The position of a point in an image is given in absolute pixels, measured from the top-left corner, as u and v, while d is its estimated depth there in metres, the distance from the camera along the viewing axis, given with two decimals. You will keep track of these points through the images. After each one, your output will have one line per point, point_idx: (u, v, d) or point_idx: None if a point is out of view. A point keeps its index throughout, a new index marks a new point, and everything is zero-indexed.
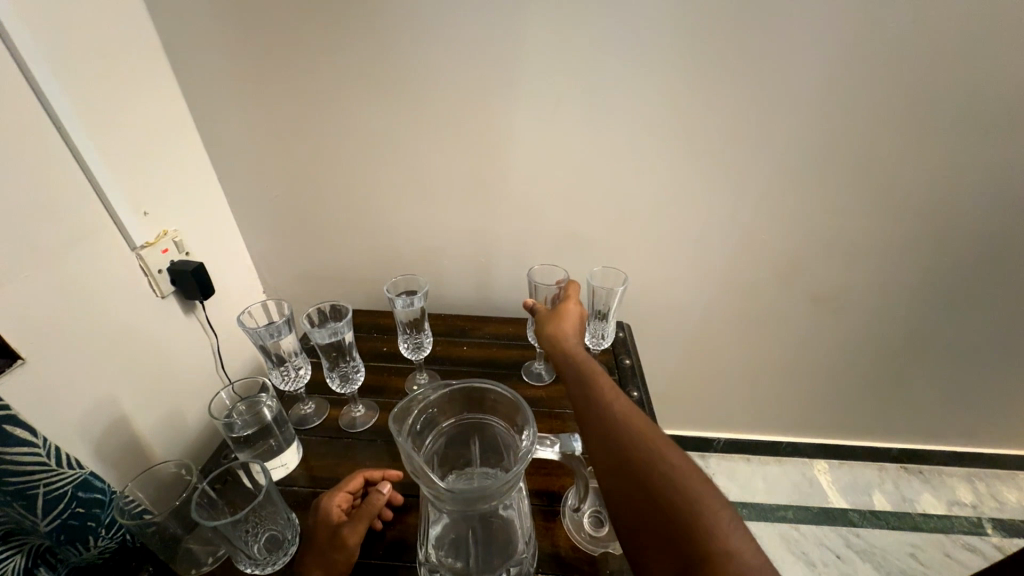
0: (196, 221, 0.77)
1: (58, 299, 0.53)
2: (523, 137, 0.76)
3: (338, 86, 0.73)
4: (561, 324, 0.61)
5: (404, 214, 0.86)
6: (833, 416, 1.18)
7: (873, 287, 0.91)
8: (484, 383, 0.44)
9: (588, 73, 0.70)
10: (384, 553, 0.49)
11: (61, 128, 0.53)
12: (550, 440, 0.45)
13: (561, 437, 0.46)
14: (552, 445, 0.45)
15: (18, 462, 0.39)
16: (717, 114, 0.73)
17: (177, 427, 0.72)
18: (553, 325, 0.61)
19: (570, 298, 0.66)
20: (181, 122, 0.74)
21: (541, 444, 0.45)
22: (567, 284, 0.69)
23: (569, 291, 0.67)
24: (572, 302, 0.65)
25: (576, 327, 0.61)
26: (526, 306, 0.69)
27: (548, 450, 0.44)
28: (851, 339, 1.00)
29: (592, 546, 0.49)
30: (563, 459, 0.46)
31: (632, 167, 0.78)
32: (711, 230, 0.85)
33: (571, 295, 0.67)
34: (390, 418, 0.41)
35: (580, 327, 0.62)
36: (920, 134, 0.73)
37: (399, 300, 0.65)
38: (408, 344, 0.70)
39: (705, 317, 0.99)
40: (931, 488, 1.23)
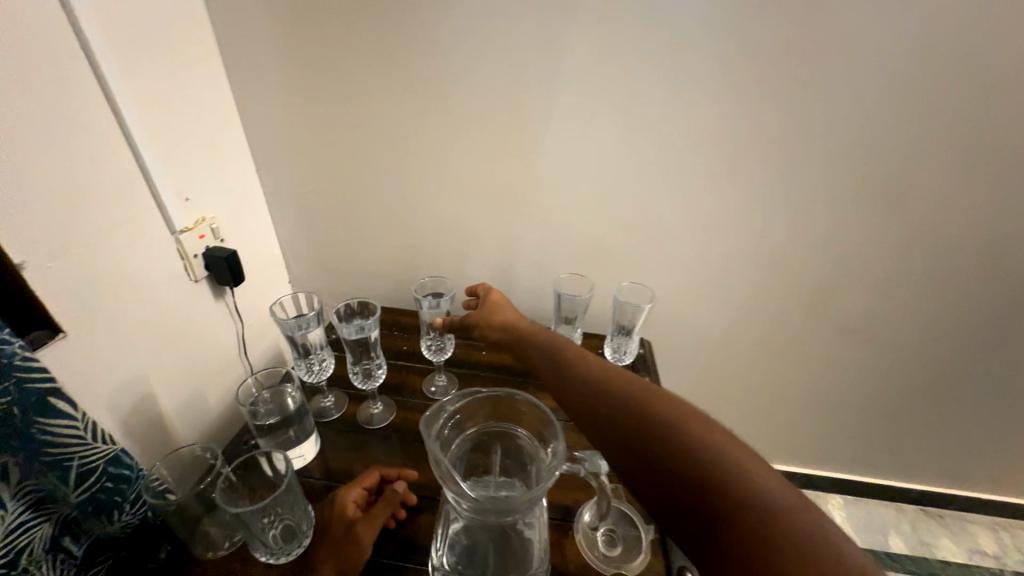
0: (232, 209, 0.79)
1: (98, 276, 0.55)
2: (556, 146, 0.76)
3: (379, 86, 0.74)
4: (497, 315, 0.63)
5: (433, 215, 0.87)
6: (852, 451, 1.15)
7: (906, 322, 0.88)
8: (513, 391, 0.44)
9: (628, 87, 0.70)
10: (393, 552, 0.49)
11: (117, 112, 0.56)
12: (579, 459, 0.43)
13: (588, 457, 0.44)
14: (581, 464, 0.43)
15: (58, 436, 0.39)
16: (756, 136, 0.72)
17: (199, 409, 0.74)
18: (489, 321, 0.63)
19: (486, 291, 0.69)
20: (226, 112, 0.76)
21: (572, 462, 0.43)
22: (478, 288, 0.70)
23: (496, 296, 0.67)
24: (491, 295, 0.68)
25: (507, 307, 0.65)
26: (445, 324, 0.65)
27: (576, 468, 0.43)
28: (878, 372, 0.97)
29: (604, 565, 0.48)
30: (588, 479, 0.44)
31: (665, 183, 0.78)
32: (740, 251, 0.84)
33: (498, 299, 0.67)
34: (420, 423, 0.41)
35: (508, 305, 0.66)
36: (967, 167, 0.71)
37: (425, 302, 0.67)
38: (431, 345, 0.71)
39: (727, 339, 0.97)
40: (950, 534, 1.18)
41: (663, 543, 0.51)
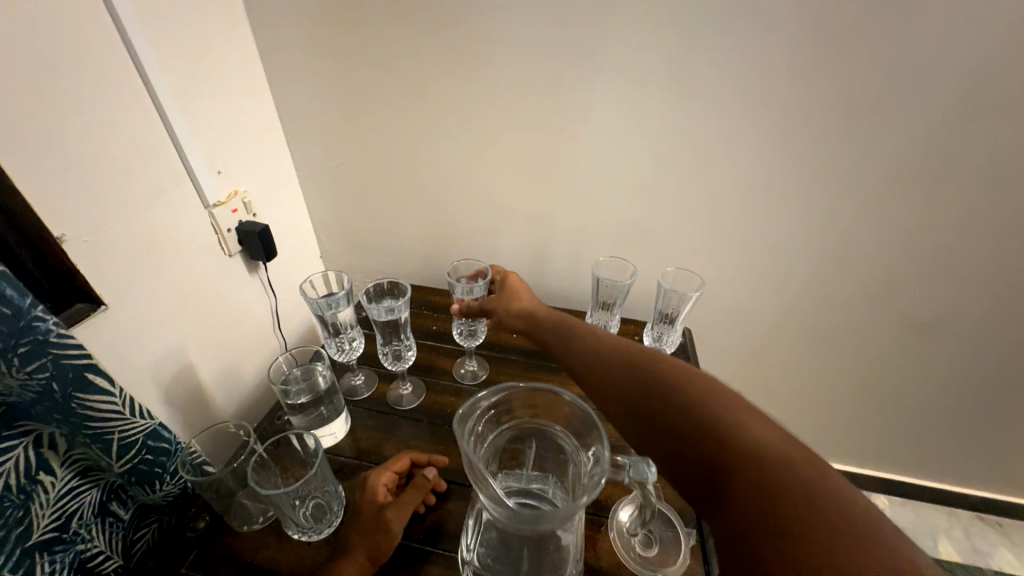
0: (262, 183, 0.78)
1: (134, 251, 0.55)
2: (599, 117, 0.70)
3: (410, 53, 0.69)
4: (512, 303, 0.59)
5: (464, 192, 0.83)
6: (904, 451, 1.07)
7: (991, 318, 0.78)
8: (553, 387, 0.40)
9: (686, 47, 0.62)
10: (423, 538, 0.48)
11: (146, 80, 0.54)
12: (624, 466, 0.40)
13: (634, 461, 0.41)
14: (625, 470, 0.40)
15: (97, 410, 0.39)
16: (835, 103, 0.62)
17: (235, 382, 0.75)
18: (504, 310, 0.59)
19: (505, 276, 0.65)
20: (254, 81, 0.74)
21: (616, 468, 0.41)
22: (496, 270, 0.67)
23: (512, 277, 0.64)
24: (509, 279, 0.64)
25: (523, 294, 0.61)
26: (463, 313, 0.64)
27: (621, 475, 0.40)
28: (948, 371, 0.88)
29: (641, 568, 0.46)
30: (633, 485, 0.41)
31: (721, 159, 0.70)
32: (800, 236, 0.75)
33: (515, 280, 0.63)
34: (453, 419, 0.39)
35: (526, 291, 0.62)
36: None
37: (458, 285, 0.65)
38: (462, 330, 0.69)
39: (776, 330, 0.90)
40: (1008, 543, 1.09)
41: (702, 548, 0.48)
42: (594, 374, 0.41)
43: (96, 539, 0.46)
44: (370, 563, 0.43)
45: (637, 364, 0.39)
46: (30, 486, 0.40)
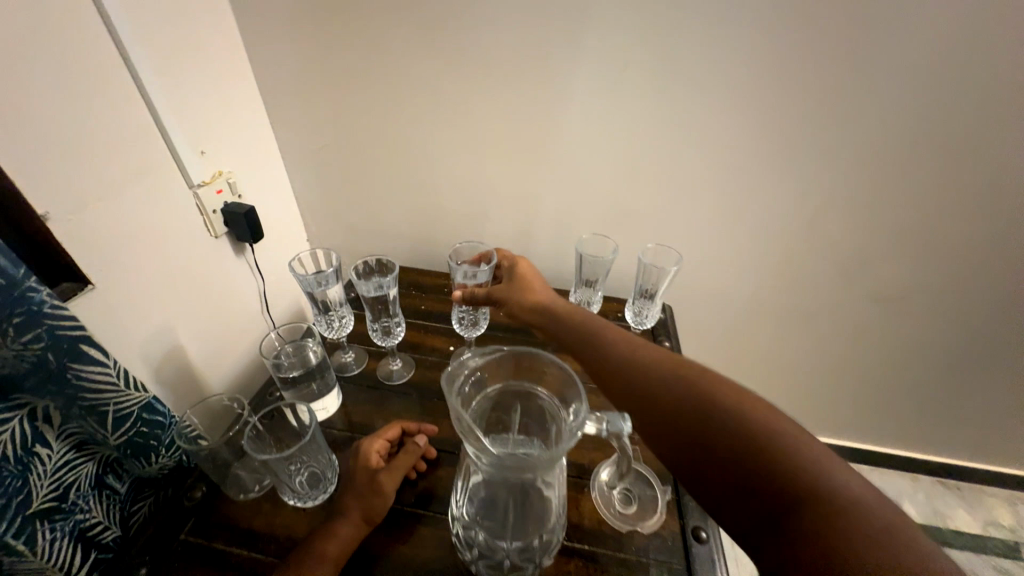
0: (245, 164, 0.77)
1: (117, 231, 0.55)
2: (582, 97, 0.71)
3: (393, 32, 0.69)
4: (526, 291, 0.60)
5: (450, 172, 0.84)
6: (871, 421, 1.13)
7: (952, 293, 0.82)
8: (534, 350, 0.43)
9: (665, 27, 0.63)
10: (414, 502, 0.51)
11: (124, 57, 0.53)
12: (600, 419, 0.42)
13: (609, 417, 0.43)
14: (602, 424, 0.42)
15: (92, 381, 0.40)
16: (807, 84, 0.64)
17: (224, 362, 0.76)
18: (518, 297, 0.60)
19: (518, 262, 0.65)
20: (235, 60, 0.73)
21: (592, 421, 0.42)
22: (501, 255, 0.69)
23: (523, 265, 0.65)
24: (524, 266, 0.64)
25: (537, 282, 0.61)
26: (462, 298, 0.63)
27: (597, 428, 0.41)
28: (912, 344, 0.93)
29: (620, 523, 0.49)
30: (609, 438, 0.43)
31: (699, 139, 0.72)
32: (774, 215, 0.78)
33: (526, 268, 0.64)
34: (441, 378, 0.41)
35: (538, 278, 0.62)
36: None
37: (460, 270, 0.65)
38: (464, 320, 0.70)
39: (752, 306, 0.93)
40: (965, 504, 1.16)
41: (678, 502, 0.52)
42: (625, 379, 0.42)
43: (94, 510, 0.47)
44: (366, 524, 0.45)
45: (674, 372, 0.40)
46: (27, 457, 0.41)
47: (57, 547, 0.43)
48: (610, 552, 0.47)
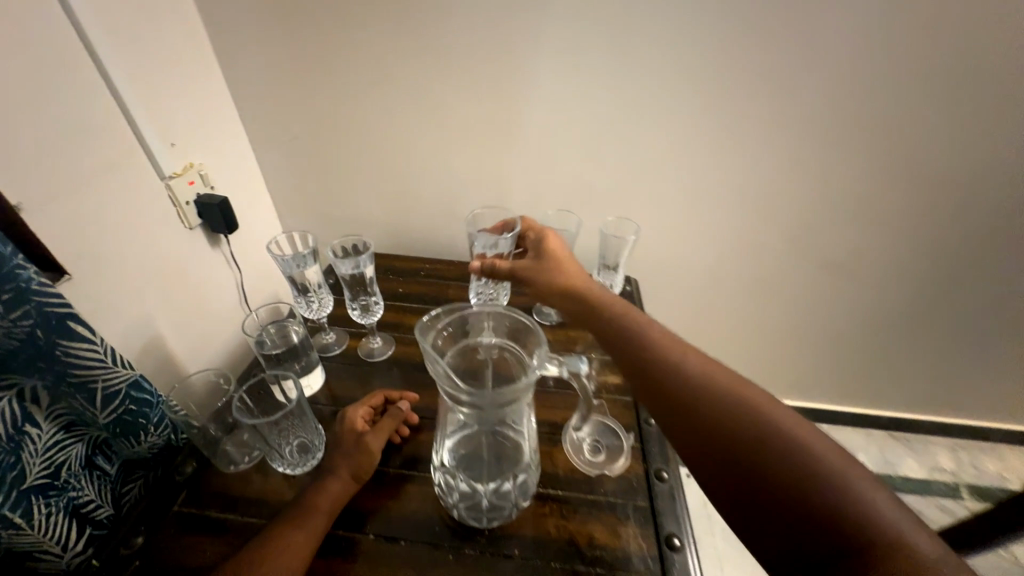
0: (216, 156, 0.78)
1: (93, 220, 0.56)
2: (542, 81, 0.75)
3: (358, 22, 0.72)
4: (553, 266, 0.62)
5: (420, 159, 0.86)
6: (827, 382, 1.21)
7: (887, 255, 0.90)
8: (498, 307, 0.45)
9: (615, 14, 0.68)
10: (399, 464, 0.54)
11: (91, 48, 0.54)
12: (558, 360, 0.43)
13: (568, 358, 0.44)
14: (560, 365, 0.43)
15: (81, 357, 0.42)
16: (747, 65, 0.71)
17: (205, 351, 0.77)
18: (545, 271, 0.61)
19: (546, 234, 0.66)
20: (203, 52, 0.74)
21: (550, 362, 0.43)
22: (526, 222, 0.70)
23: (552, 240, 0.65)
24: (551, 238, 0.66)
25: (564, 259, 0.63)
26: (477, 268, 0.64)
27: (554, 369, 0.42)
28: (857, 305, 1.01)
29: (590, 467, 0.54)
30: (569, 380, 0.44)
31: (654, 118, 0.77)
32: (725, 188, 0.85)
33: (554, 243, 0.65)
34: (414, 331, 0.45)
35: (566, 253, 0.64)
36: (952, 95, 0.71)
37: (481, 238, 0.69)
38: (483, 295, 0.75)
39: (713, 277, 1.00)
40: (913, 454, 1.25)
41: (643, 450, 0.57)
42: (698, 395, 0.42)
43: (86, 488, 0.48)
44: (355, 482, 0.49)
45: (755, 402, 0.40)
46: (18, 436, 0.42)
47: (54, 522, 0.44)
48: (581, 493, 0.52)
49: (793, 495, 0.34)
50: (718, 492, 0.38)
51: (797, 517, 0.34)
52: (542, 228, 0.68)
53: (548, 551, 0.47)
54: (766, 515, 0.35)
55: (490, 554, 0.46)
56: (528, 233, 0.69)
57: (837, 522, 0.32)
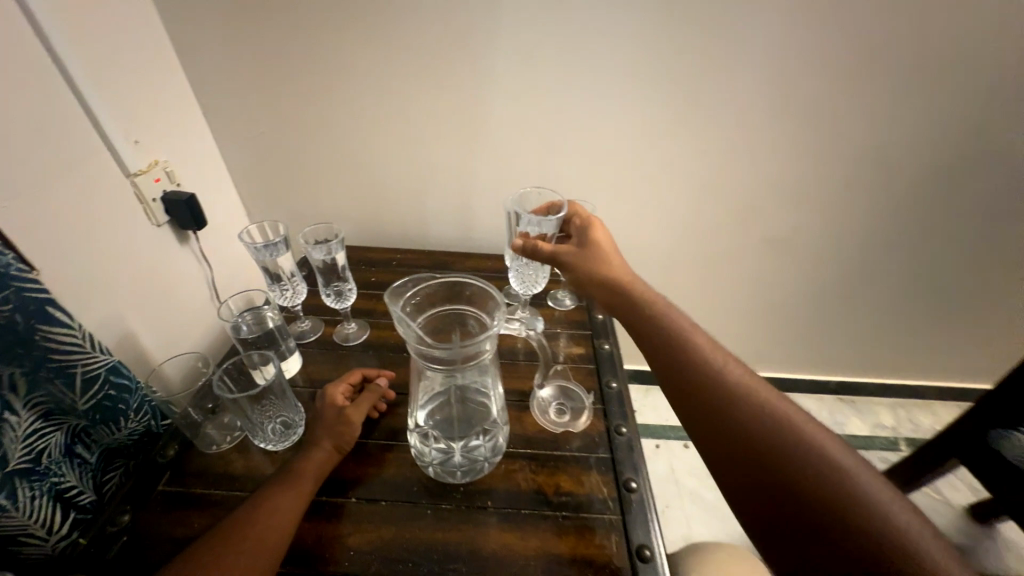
0: (181, 153, 0.79)
1: (60, 217, 0.57)
2: (499, 75, 0.80)
3: (319, 20, 0.74)
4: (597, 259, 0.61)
5: (386, 152, 0.89)
6: (779, 352, 1.31)
7: (821, 230, 1.00)
8: (461, 277, 0.51)
9: (564, 12, 0.73)
10: (379, 436, 0.58)
11: (51, 48, 0.55)
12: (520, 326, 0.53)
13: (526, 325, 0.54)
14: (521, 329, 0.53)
15: (60, 342, 0.45)
16: (688, 56, 0.77)
17: (177, 347, 0.78)
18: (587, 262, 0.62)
19: (593, 224, 0.65)
20: (163, 51, 0.75)
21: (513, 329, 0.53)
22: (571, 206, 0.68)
23: (598, 232, 0.64)
24: (598, 230, 0.65)
25: (607, 252, 0.62)
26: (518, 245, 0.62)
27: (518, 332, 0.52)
28: (799, 278, 1.10)
29: (556, 427, 0.59)
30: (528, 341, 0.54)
31: (607, 108, 0.83)
32: (675, 172, 0.91)
33: (602, 237, 0.64)
34: (384, 299, 0.49)
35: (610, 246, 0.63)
36: (865, 83, 0.79)
37: (527, 217, 0.66)
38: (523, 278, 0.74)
39: (670, 257, 1.07)
40: (858, 414, 1.37)
41: (604, 409, 0.62)
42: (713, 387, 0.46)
43: (68, 474, 0.49)
44: (337, 452, 0.52)
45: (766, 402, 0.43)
46: None
47: (37, 505, 0.46)
48: (549, 450, 0.57)
49: (809, 508, 0.36)
50: (730, 488, 0.41)
51: (845, 564, 0.34)
52: (589, 215, 0.66)
53: (519, 501, 0.51)
54: (807, 551, 0.36)
55: (465, 507, 0.50)
56: (574, 219, 0.67)
57: (848, 540, 0.34)
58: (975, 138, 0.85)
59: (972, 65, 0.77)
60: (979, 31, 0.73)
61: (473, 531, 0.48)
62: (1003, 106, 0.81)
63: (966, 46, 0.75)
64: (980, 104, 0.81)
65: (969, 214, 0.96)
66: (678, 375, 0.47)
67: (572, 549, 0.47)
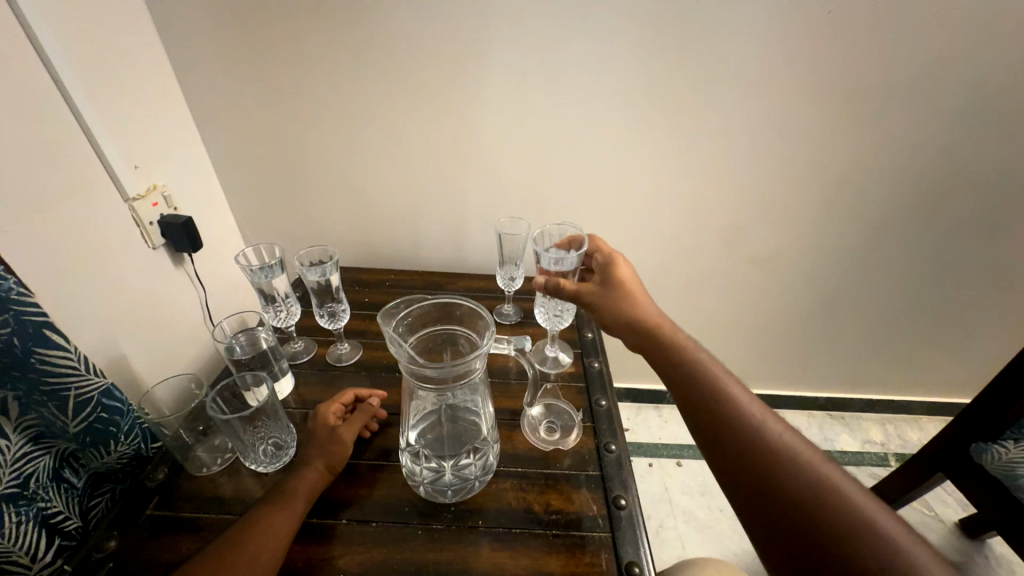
0: (180, 178, 0.81)
1: (58, 241, 0.58)
2: (490, 104, 0.84)
3: (318, 53, 0.78)
4: (623, 297, 0.59)
5: (381, 176, 0.92)
6: (767, 368, 1.33)
7: (801, 249, 1.03)
8: (453, 298, 0.52)
9: (550, 46, 0.78)
10: (370, 456, 0.58)
11: (58, 80, 0.57)
12: (507, 341, 0.53)
13: (515, 339, 0.54)
14: (509, 346, 0.53)
15: (55, 364, 0.45)
16: (668, 86, 0.82)
17: (168, 368, 0.78)
18: (612, 302, 0.60)
19: (617, 260, 0.63)
20: (165, 81, 0.77)
21: (500, 345, 0.53)
22: (592, 240, 0.67)
23: (624, 270, 0.62)
24: (623, 267, 0.62)
25: (634, 290, 0.60)
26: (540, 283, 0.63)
27: (505, 348, 0.52)
28: (782, 295, 1.13)
29: (546, 445, 0.60)
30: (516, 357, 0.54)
31: (593, 134, 0.87)
32: (658, 194, 0.95)
33: (627, 275, 0.61)
34: (378, 319, 0.50)
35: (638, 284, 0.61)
36: (835, 112, 0.84)
37: (549, 255, 0.65)
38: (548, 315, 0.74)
39: (657, 276, 1.09)
40: (848, 430, 1.38)
41: (594, 427, 0.63)
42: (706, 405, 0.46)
43: (55, 499, 0.49)
44: (328, 473, 0.52)
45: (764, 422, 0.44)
46: None
47: (22, 531, 0.45)
48: (539, 468, 0.57)
49: (811, 518, 0.37)
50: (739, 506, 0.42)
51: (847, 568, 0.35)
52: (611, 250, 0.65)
53: (509, 520, 0.51)
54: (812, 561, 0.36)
55: (456, 527, 0.51)
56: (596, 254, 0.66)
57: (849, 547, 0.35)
58: (940, 162, 0.90)
59: (933, 95, 0.82)
60: (936, 64, 0.79)
61: (464, 551, 0.48)
62: (963, 132, 0.86)
63: (925, 77, 0.80)
64: (942, 130, 0.86)
65: (940, 233, 1.00)
66: (714, 419, 0.45)
67: (562, 567, 0.47)
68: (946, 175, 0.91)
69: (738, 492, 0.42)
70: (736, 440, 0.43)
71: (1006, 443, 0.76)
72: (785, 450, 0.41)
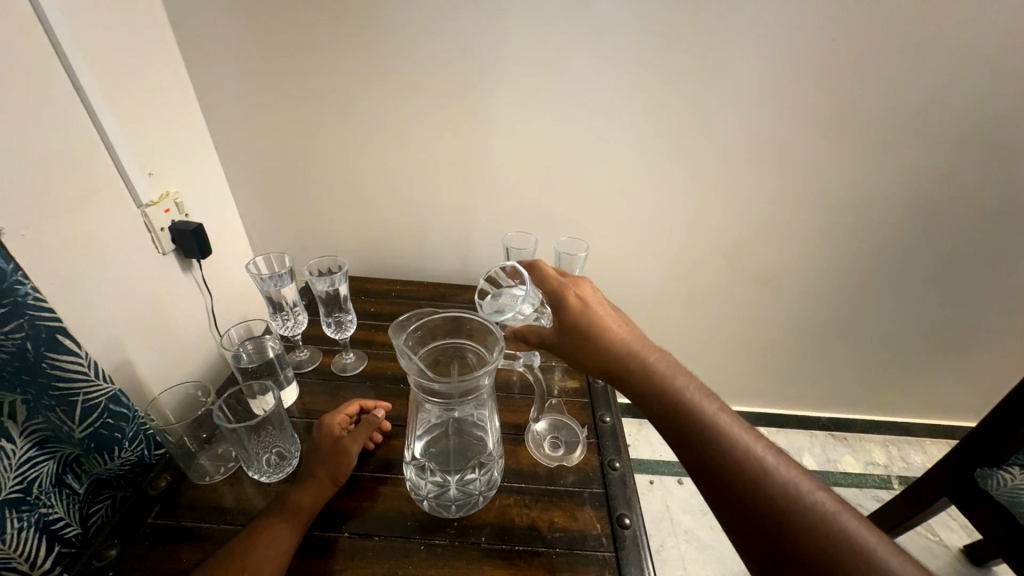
0: (192, 184, 0.82)
1: (70, 244, 0.58)
2: (500, 120, 0.85)
3: (333, 67, 0.80)
4: (580, 334, 0.54)
5: (390, 187, 0.93)
6: (770, 386, 1.32)
7: (804, 267, 1.04)
8: (466, 312, 0.52)
9: (560, 66, 0.80)
10: (373, 468, 0.58)
11: (80, 90, 0.59)
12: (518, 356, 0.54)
13: (525, 354, 0.55)
14: (519, 360, 0.53)
15: (65, 369, 0.47)
16: (674, 106, 0.83)
17: (173, 373, 0.78)
18: (569, 342, 0.54)
19: (567, 290, 0.57)
20: (183, 91, 0.79)
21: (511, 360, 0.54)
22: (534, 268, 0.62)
23: (575, 299, 0.56)
24: (571, 297, 0.56)
25: (588, 322, 0.54)
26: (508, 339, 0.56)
27: (517, 363, 0.53)
28: (786, 313, 1.13)
29: (550, 460, 0.60)
30: (527, 373, 0.54)
31: (600, 151, 0.88)
32: (663, 210, 0.96)
33: (584, 304, 0.56)
34: (388, 331, 0.51)
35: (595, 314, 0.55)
36: (836, 135, 0.86)
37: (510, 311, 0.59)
38: None
39: (660, 291, 1.10)
40: (851, 451, 1.36)
41: (598, 444, 0.63)
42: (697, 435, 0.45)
43: (57, 505, 0.49)
44: (332, 484, 0.52)
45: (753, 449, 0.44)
46: None
47: (24, 537, 0.45)
48: (543, 483, 0.57)
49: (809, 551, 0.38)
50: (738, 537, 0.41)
51: None
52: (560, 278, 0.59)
53: (512, 536, 0.51)
54: None
55: (459, 543, 0.50)
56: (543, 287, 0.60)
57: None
58: (941, 185, 0.91)
59: (933, 121, 0.83)
60: (936, 91, 0.81)
61: (465, 567, 0.48)
62: (963, 158, 0.87)
63: (925, 104, 0.82)
64: (942, 156, 0.87)
65: (942, 255, 1.01)
66: (711, 457, 0.44)
67: None
68: (947, 199, 0.93)
69: (744, 533, 0.41)
70: (735, 481, 0.42)
71: (1011, 469, 0.75)
72: (775, 478, 0.42)
